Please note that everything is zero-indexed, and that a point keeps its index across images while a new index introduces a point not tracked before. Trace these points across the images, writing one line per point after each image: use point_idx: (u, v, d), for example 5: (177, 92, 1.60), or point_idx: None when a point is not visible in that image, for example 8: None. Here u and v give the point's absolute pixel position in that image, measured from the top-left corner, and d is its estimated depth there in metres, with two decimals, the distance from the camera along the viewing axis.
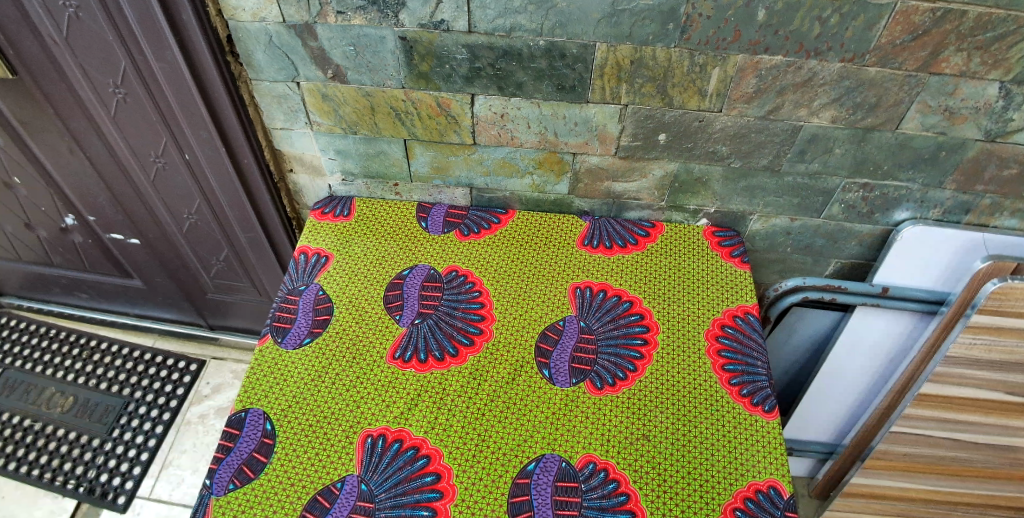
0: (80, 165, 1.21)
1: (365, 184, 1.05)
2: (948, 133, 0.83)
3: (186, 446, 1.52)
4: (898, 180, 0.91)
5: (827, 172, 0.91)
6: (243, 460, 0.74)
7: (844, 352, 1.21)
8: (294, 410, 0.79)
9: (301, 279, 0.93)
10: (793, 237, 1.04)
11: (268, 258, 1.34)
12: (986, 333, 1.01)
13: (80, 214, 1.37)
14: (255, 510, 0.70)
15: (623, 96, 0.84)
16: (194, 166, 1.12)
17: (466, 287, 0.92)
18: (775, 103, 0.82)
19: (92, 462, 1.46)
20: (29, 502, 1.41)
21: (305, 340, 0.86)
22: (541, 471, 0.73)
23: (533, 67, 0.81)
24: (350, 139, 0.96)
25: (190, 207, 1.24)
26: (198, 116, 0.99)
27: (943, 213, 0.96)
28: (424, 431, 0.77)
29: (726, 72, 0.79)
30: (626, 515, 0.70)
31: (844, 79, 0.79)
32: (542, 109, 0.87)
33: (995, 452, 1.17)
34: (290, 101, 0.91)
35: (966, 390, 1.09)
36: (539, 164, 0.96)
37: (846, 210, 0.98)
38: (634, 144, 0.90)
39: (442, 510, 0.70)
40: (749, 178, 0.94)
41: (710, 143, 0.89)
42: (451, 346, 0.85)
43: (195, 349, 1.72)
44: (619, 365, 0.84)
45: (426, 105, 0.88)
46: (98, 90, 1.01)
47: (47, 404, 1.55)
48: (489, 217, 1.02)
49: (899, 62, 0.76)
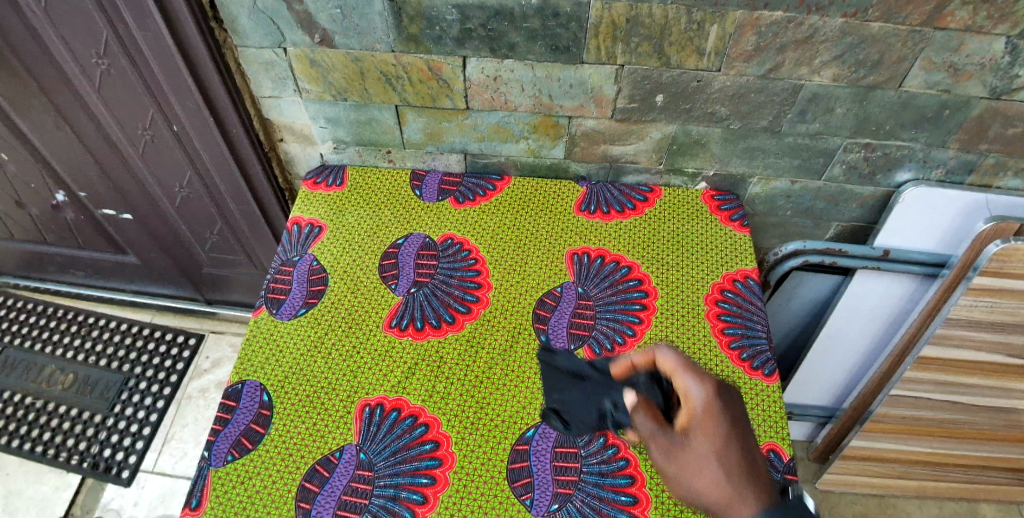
0: (67, 140, 1.19)
1: (357, 152, 1.03)
2: (952, 91, 0.81)
3: (188, 420, 1.52)
4: (900, 139, 0.89)
5: (828, 133, 0.89)
6: (242, 432, 0.74)
7: (844, 316, 1.21)
8: (291, 381, 0.78)
9: (295, 250, 0.92)
10: (794, 200, 1.03)
11: (262, 230, 1.33)
12: (987, 295, 1.01)
13: (71, 191, 1.35)
14: (255, 480, 0.70)
15: (619, 57, 0.81)
16: (183, 138, 1.10)
17: (462, 255, 0.91)
18: (775, 61, 0.80)
19: (95, 438, 1.48)
20: (34, 478, 1.42)
21: (300, 311, 0.85)
22: (540, 437, 0.73)
23: (526, 27, 0.78)
24: (341, 106, 0.94)
25: (181, 180, 1.22)
26: (184, 86, 0.97)
27: (945, 173, 0.95)
28: (422, 400, 0.77)
29: (725, 29, 0.77)
30: (626, 479, 0.70)
31: (846, 35, 0.76)
32: (536, 72, 0.84)
33: (993, 414, 1.18)
34: (277, 68, 0.89)
35: (965, 353, 1.09)
36: (534, 129, 0.94)
37: (847, 172, 0.96)
38: (631, 106, 0.88)
39: (442, 477, 0.70)
40: (748, 139, 0.92)
41: (709, 104, 0.87)
42: (448, 314, 0.85)
43: (194, 324, 1.72)
44: (619, 330, 0.83)
45: (417, 69, 0.86)
46: (80, 61, 0.99)
47: (48, 382, 1.56)
48: (485, 184, 1.01)
49: (903, 16, 0.73)
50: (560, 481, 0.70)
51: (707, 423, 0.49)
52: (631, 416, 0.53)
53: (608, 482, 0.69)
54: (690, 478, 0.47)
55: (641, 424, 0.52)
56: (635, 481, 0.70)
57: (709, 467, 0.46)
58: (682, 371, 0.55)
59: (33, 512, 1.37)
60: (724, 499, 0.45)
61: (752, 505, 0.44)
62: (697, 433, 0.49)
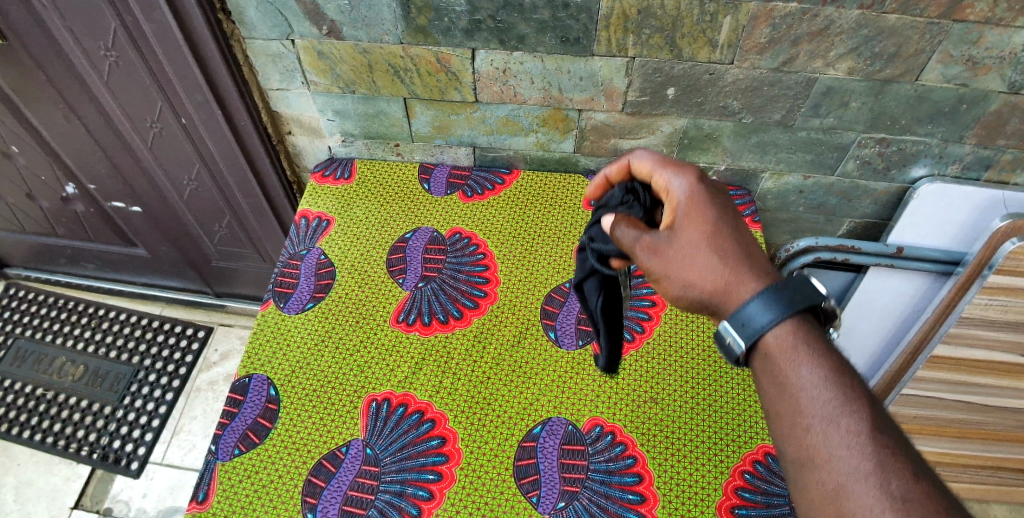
0: (76, 133, 1.19)
1: (365, 145, 1.03)
2: (970, 85, 0.80)
3: (197, 412, 1.53)
4: (916, 134, 0.88)
5: (842, 127, 0.88)
6: (249, 426, 0.74)
7: (855, 314, 1.20)
8: (298, 375, 0.78)
9: (303, 244, 0.92)
10: (806, 196, 1.02)
11: (270, 223, 1.33)
12: (1002, 293, 0.99)
13: (80, 183, 1.35)
14: (262, 475, 0.70)
15: (630, 49, 0.80)
16: (191, 131, 1.10)
17: (470, 249, 0.91)
18: (789, 53, 0.79)
19: (104, 429, 1.49)
20: (45, 469, 1.44)
21: (307, 305, 0.85)
22: (547, 434, 0.73)
23: (536, 18, 0.77)
24: (349, 99, 0.93)
25: (190, 173, 1.22)
26: (192, 78, 0.97)
27: (961, 169, 0.93)
28: (429, 395, 0.76)
29: (738, 21, 0.75)
30: (633, 478, 0.69)
31: (862, 28, 0.75)
32: (546, 64, 0.83)
33: (1007, 414, 1.16)
34: (286, 60, 0.89)
35: (979, 352, 1.08)
36: (543, 122, 0.93)
37: (861, 167, 0.94)
38: (642, 99, 0.87)
39: (448, 473, 0.70)
40: (761, 133, 0.91)
41: (721, 97, 0.86)
42: (456, 309, 0.84)
43: (202, 317, 1.72)
44: (627, 326, 0.83)
45: (426, 61, 0.85)
46: (89, 54, 0.99)
47: (58, 373, 1.57)
48: (493, 178, 1.00)
49: (921, 8, 0.72)
50: (567, 478, 0.69)
51: (687, 215, 0.55)
52: (613, 231, 0.57)
53: (615, 480, 0.69)
54: (679, 271, 0.54)
55: (622, 236, 0.56)
56: (642, 480, 0.69)
57: (693, 255, 0.53)
58: (660, 170, 0.59)
59: (43, 502, 1.39)
60: (717, 280, 0.52)
61: (745, 274, 0.52)
62: (687, 218, 0.55)
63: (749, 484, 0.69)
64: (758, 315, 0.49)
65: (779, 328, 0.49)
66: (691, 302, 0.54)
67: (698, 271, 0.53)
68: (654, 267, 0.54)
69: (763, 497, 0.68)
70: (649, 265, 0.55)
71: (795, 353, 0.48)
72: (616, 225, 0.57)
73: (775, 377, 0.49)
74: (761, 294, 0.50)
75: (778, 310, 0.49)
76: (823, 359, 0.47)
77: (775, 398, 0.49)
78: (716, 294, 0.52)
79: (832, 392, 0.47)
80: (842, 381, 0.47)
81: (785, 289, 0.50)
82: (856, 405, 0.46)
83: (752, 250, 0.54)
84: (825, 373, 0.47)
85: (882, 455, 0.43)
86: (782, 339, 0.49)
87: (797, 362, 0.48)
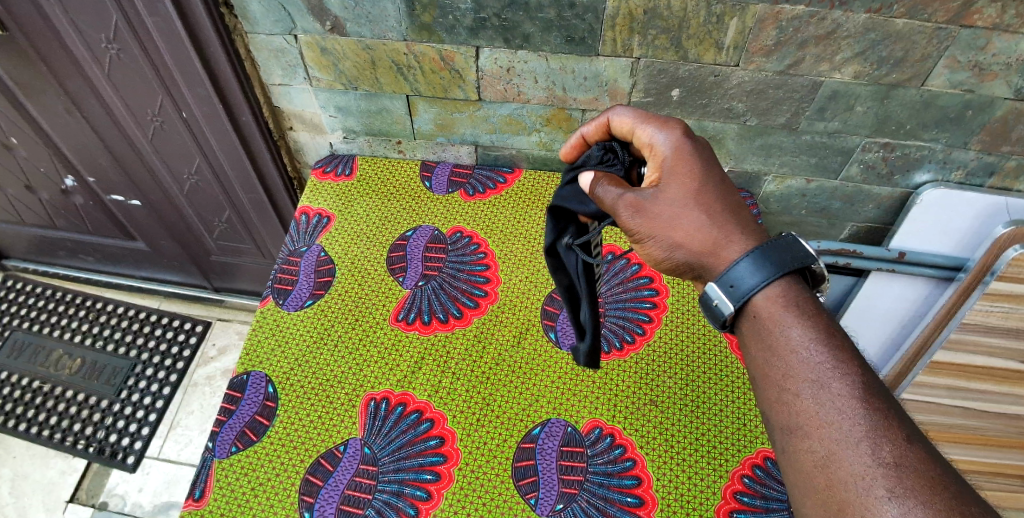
0: (77, 125, 1.19)
1: (367, 142, 1.02)
2: (976, 91, 0.79)
3: (194, 407, 1.53)
4: (921, 140, 0.87)
5: (847, 132, 0.87)
6: (246, 423, 0.73)
7: (855, 318, 1.19)
8: (297, 373, 0.78)
9: (303, 240, 0.91)
10: (809, 199, 1.01)
11: (270, 218, 1.32)
12: (1003, 300, 1.00)
13: (80, 176, 1.35)
14: (260, 472, 0.70)
15: (636, 49, 0.80)
16: (192, 125, 1.09)
17: (471, 248, 0.90)
18: (795, 57, 0.78)
19: (101, 423, 1.49)
20: (41, 462, 1.43)
21: (307, 302, 0.84)
22: (546, 436, 0.73)
23: (541, 17, 0.77)
24: (351, 95, 0.93)
25: (190, 167, 1.22)
26: (193, 72, 0.96)
27: (965, 175, 0.92)
28: (429, 395, 0.76)
29: (745, 23, 0.75)
30: (632, 480, 0.69)
31: (869, 32, 0.74)
32: (550, 63, 0.83)
33: (1005, 421, 1.16)
34: (288, 55, 0.88)
35: (979, 359, 1.07)
36: (547, 121, 0.93)
37: (865, 172, 0.94)
38: (646, 100, 0.87)
39: (446, 473, 0.70)
40: (765, 136, 0.90)
41: (726, 99, 0.85)
42: (456, 308, 0.84)
43: (201, 311, 1.71)
44: (628, 328, 0.82)
45: (430, 58, 0.84)
46: (90, 46, 0.98)
47: (55, 366, 1.57)
48: (496, 177, 1.00)
49: (928, 13, 0.71)
50: (565, 480, 0.69)
51: (672, 171, 0.54)
52: (595, 190, 0.57)
53: (614, 483, 0.69)
54: (665, 229, 0.54)
55: (604, 194, 0.57)
56: (641, 483, 0.69)
57: (677, 213, 0.53)
58: (641, 123, 0.57)
59: (39, 495, 1.38)
60: (705, 239, 0.53)
61: (731, 233, 0.53)
62: (672, 177, 0.54)
63: (747, 488, 0.69)
64: (746, 277, 0.50)
65: (766, 289, 0.50)
66: (677, 261, 0.55)
67: (683, 230, 0.53)
68: (638, 225, 0.54)
69: (762, 501, 0.68)
70: (633, 225, 0.55)
71: (780, 315, 0.49)
72: (595, 186, 0.58)
73: (763, 339, 0.49)
74: (749, 256, 0.50)
75: (766, 272, 0.49)
76: (812, 321, 0.48)
77: (764, 360, 0.50)
78: (704, 253, 0.53)
79: (824, 355, 0.47)
80: (831, 342, 0.48)
81: (774, 250, 0.50)
82: (845, 369, 0.47)
83: (738, 206, 0.55)
84: (813, 334, 0.48)
85: (876, 420, 0.44)
86: (770, 300, 0.50)
87: (781, 321, 0.49)
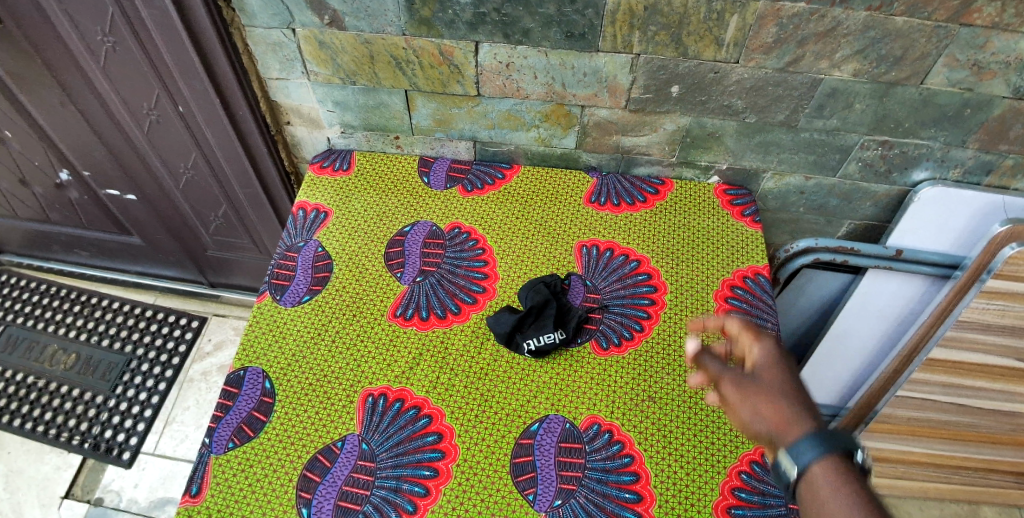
0: (72, 119, 1.18)
1: (365, 137, 1.01)
2: (975, 89, 0.79)
3: (189, 403, 1.52)
4: (919, 138, 0.87)
5: (846, 129, 0.88)
6: (244, 419, 0.73)
7: (852, 315, 1.20)
8: (294, 368, 0.78)
9: (300, 235, 0.91)
10: (807, 197, 1.01)
11: (266, 213, 1.31)
12: (1000, 298, 1.00)
13: (74, 170, 1.34)
14: (257, 468, 0.69)
15: (635, 45, 0.79)
16: (188, 119, 1.08)
17: (470, 244, 0.90)
18: (795, 54, 0.78)
19: (96, 419, 1.48)
20: (35, 457, 1.43)
21: (304, 298, 0.84)
22: (544, 432, 0.73)
23: (541, 12, 0.76)
24: (350, 90, 0.92)
25: (186, 161, 1.21)
26: (190, 65, 0.95)
27: (963, 173, 0.93)
28: (426, 391, 0.76)
29: (745, 19, 0.75)
30: (630, 476, 0.69)
31: (869, 29, 0.74)
32: (550, 59, 0.82)
33: (999, 418, 1.17)
34: (285, 49, 0.87)
35: (975, 356, 1.08)
36: (545, 117, 0.93)
37: (863, 169, 0.94)
38: (646, 96, 0.86)
39: (445, 469, 0.69)
40: (764, 133, 0.90)
41: (725, 96, 0.85)
42: (454, 304, 0.84)
43: (197, 306, 1.71)
44: (626, 325, 0.82)
45: (429, 53, 0.84)
46: (86, 39, 0.97)
47: (50, 362, 1.56)
48: (494, 172, 1.00)
49: (928, 11, 0.71)
50: (563, 476, 0.69)
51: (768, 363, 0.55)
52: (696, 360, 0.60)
53: (612, 479, 0.69)
54: (751, 404, 0.53)
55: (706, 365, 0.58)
56: (639, 479, 0.69)
57: (769, 392, 0.52)
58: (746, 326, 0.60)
59: (34, 491, 1.38)
60: (780, 424, 0.50)
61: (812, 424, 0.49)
62: (767, 368, 0.55)
63: (745, 484, 0.69)
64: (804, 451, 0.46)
65: (823, 462, 0.45)
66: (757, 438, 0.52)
67: (768, 407, 0.51)
68: (730, 397, 0.54)
69: (760, 497, 0.68)
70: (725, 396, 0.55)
71: (839, 490, 0.44)
72: (701, 354, 0.59)
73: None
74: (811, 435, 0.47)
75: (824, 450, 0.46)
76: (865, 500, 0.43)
77: None
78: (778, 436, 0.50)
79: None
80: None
81: (837, 437, 0.47)
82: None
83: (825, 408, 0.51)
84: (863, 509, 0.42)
85: None
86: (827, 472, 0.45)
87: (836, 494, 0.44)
